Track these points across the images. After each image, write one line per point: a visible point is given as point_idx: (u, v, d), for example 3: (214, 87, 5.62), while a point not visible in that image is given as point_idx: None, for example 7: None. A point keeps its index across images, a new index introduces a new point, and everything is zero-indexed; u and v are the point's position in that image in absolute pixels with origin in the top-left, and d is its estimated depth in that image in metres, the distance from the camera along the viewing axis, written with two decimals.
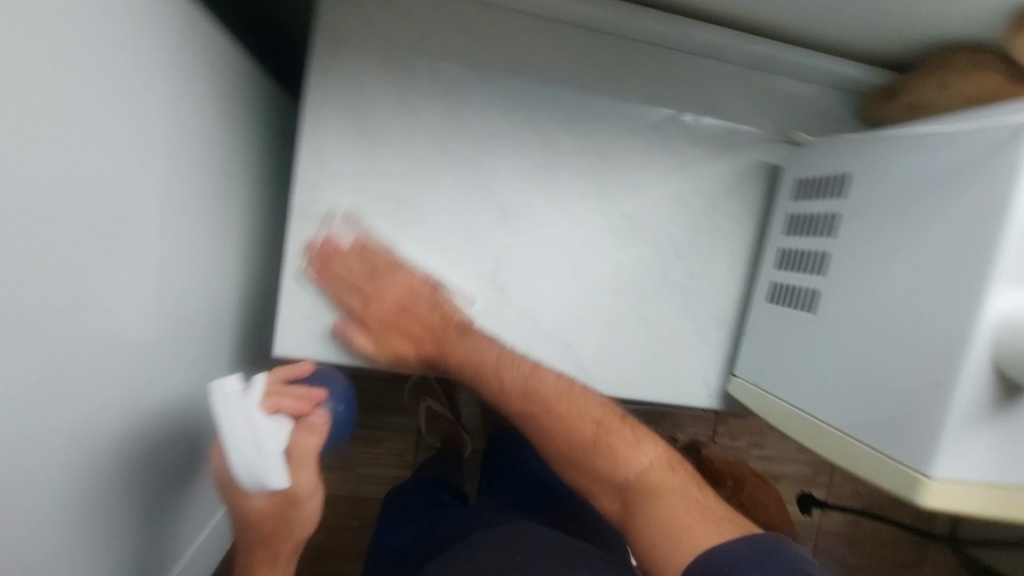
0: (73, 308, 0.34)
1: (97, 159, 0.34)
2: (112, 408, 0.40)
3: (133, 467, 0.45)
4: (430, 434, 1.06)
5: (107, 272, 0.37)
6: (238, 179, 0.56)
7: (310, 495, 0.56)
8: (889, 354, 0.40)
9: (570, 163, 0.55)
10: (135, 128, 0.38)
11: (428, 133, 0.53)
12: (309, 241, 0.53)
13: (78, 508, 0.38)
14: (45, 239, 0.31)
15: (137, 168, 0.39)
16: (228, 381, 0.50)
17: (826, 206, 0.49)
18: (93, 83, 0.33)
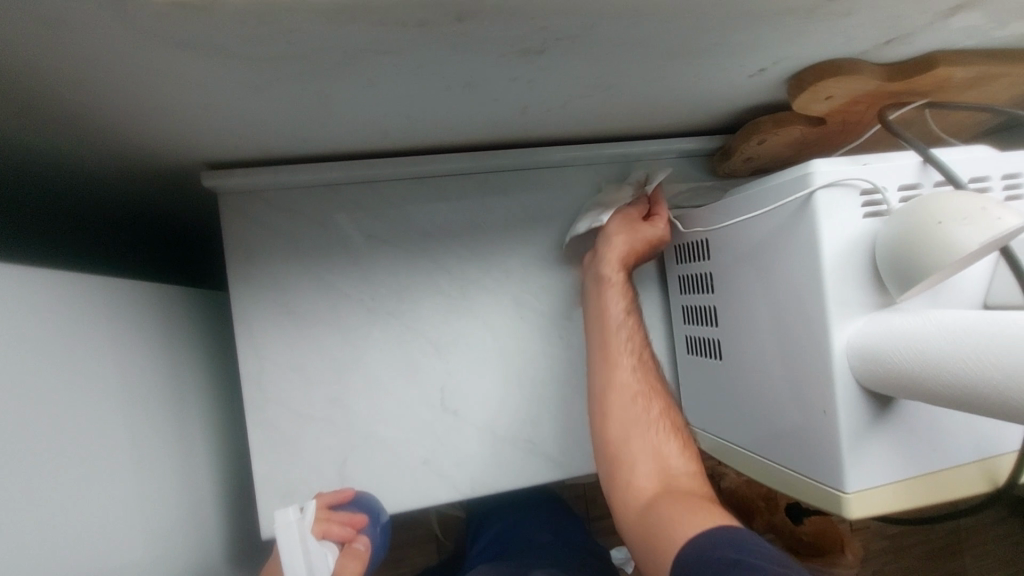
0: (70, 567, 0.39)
1: (57, 437, 0.40)
2: None
3: None
4: (446, 536, 1.08)
5: (91, 525, 0.42)
6: (187, 391, 0.60)
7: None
8: (783, 389, 0.46)
9: (481, 286, 0.61)
10: (71, 406, 0.42)
11: (348, 302, 0.59)
12: (270, 428, 0.58)
13: None
14: (33, 529, 0.36)
15: (89, 423, 0.44)
16: (291, 510, 0.52)
17: (701, 266, 0.56)
18: (37, 382, 0.39)
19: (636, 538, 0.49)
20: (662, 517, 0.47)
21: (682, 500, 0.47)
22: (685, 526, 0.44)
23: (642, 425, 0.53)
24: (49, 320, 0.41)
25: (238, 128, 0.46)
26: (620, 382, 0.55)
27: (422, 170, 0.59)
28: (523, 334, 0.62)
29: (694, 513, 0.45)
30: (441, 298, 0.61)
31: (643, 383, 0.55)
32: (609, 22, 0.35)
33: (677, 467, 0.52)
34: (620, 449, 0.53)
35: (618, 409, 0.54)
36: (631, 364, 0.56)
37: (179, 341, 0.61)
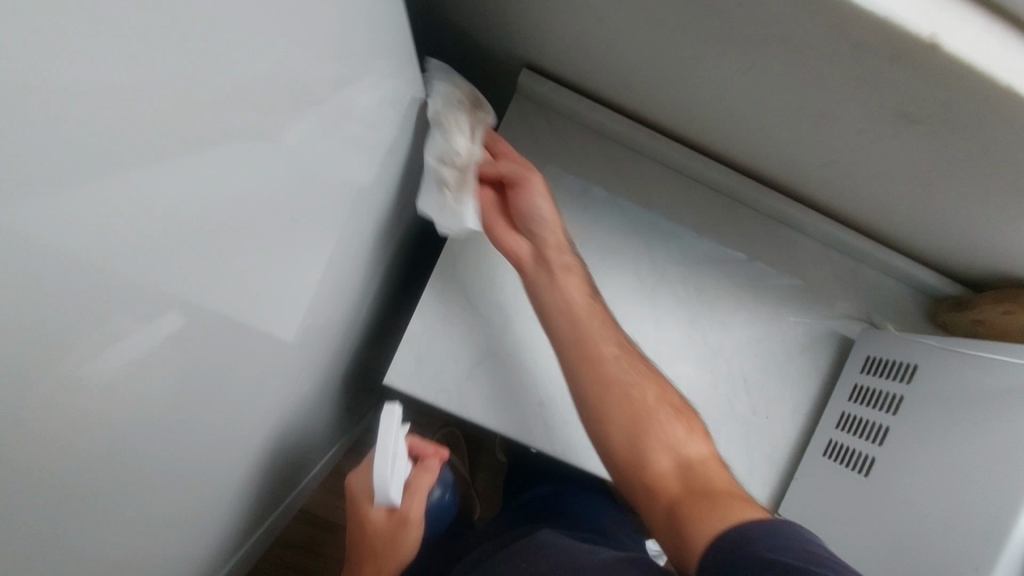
0: (298, 299, 0.44)
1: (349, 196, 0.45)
2: (274, 385, 0.49)
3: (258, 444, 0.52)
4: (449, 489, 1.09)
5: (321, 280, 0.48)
6: (390, 233, 0.67)
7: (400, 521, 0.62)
8: (942, 536, 0.45)
9: (671, 289, 0.65)
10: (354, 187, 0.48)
11: (561, 236, 0.63)
12: (441, 298, 0.63)
13: (226, 465, 0.45)
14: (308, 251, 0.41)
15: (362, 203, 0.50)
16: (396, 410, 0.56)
17: (893, 387, 0.56)
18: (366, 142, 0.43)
19: (646, 496, 0.50)
20: (713, 491, 0.47)
21: (667, 444, 0.52)
22: (721, 515, 0.44)
23: (619, 384, 0.54)
24: (391, 108, 0.46)
25: (592, 51, 0.52)
26: (585, 368, 0.54)
27: (687, 165, 0.64)
28: (682, 352, 0.64)
29: (725, 509, 0.45)
30: (635, 280, 0.64)
31: (620, 373, 0.54)
32: (997, 128, 0.38)
33: (676, 418, 0.54)
34: (601, 392, 0.54)
35: (588, 392, 0.54)
36: (605, 335, 0.56)
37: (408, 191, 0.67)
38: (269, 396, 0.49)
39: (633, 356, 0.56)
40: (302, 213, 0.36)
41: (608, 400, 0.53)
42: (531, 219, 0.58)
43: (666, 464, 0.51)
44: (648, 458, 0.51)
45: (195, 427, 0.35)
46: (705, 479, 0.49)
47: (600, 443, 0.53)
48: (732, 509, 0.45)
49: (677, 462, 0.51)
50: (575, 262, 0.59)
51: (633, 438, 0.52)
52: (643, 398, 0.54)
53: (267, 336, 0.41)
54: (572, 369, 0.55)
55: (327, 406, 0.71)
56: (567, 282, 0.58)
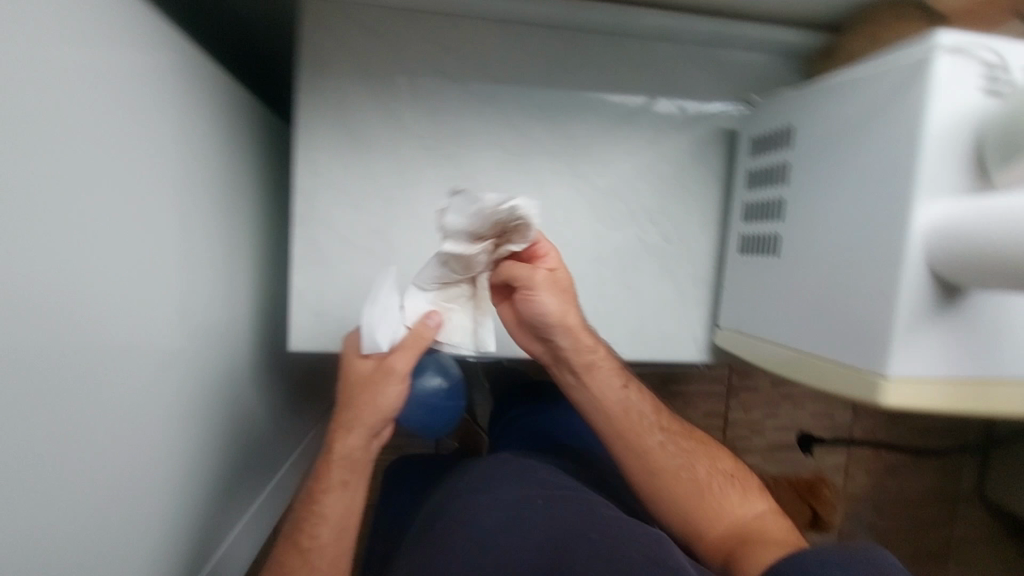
0: (114, 293, 0.40)
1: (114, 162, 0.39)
2: (147, 391, 0.46)
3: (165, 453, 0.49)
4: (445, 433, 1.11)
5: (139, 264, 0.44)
6: (237, 197, 0.61)
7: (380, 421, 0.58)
8: (845, 278, 0.44)
9: (542, 146, 0.60)
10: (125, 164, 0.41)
11: (407, 133, 0.58)
12: (309, 244, 0.58)
13: (117, 483, 0.43)
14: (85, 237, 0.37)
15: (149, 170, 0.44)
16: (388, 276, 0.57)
17: (777, 157, 0.53)
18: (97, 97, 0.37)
19: (660, 506, 0.60)
20: (762, 536, 0.56)
21: (694, 486, 0.60)
22: (758, 540, 0.56)
23: (638, 433, 0.61)
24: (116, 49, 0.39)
25: None
26: (608, 402, 0.62)
27: (510, 11, 0.56)
28: (573, 206, 0.61)
29: (737, 519, 0.58)
30: (499, 151, 0.59)
31: (640, 436, 0.61)
32: None
33: (686, 461, 0.61)
34: (627, 432, 0.61)
35: (628, 433, 0.62)
36: (616, 383, 0.62)
37: (238, 148, 0.61)
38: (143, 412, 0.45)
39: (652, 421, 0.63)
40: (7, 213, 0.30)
41: (613, 408, 0.62)
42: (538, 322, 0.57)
43: (680, 496, 0.60)
44: (667, 492, 0.60)
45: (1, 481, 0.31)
46: (685, 488, 0.60)
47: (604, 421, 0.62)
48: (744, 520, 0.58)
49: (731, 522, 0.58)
50: (580, 327, 0.58)
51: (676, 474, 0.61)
52: (625, 415, 0.62)
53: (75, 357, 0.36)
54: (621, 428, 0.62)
55: (252, 393, 0.68)
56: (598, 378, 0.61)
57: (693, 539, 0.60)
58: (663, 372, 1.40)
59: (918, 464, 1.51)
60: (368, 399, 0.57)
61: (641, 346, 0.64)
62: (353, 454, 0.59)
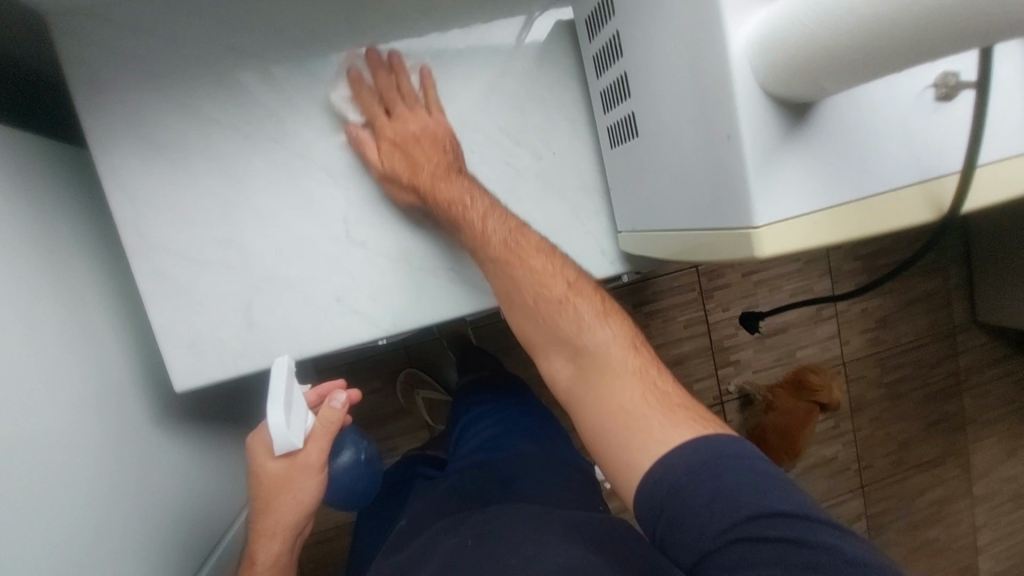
0: None
1: None
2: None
3: (57, 536, 0.46)
4: None
5: None
6: (71, 252, 0.56)
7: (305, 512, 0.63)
8: (692, 135, 0.39)
9: (369, 97, 0.54)
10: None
11: (218, 128, 0.52)
12: (159, 276, 0.53)
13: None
14: None
15: None
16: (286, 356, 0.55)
17: (609, 30, 0.48)
18: None
19: (586, 387, 0.49)
20: (606, 365, 0.48)
21: (631, 379, 0.47)
22: (641, 439, 0.45)
23: (570, 339, 0.50)
24: None
25: None
26: (520, 279, 0.52)
27: None
28: None
29: (647, 399, 0.46)
30: (328, 116, 0.54)
31: (575, 308, 0.50)
32: None
33: (616, 356, 0.49)
34: (593, 362, 0.49)
35: (559, 321, 0.51)
36: (553, 272, 0.52)
37: (53, 199, 0.55)
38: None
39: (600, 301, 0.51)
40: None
41: (556, 297, 0.51)
42: (418, 156, 0.53)
43: (618, 399, 0.47)
44: (592, 393, 0.48)
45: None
46: (600, 375, 0.48)
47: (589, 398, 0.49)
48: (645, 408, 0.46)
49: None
50: (484, 202, 0.53)
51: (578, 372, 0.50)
52: (597, 351, 0.49)
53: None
54: (543, 355, 0.53)
55: (172, 446, 0.64)
56: (524, 259, 0.52)
57: (606, 454, 0.48)
58: (631, 297, 1.36)
59: (910, 310, 1.48)
60: (289, 497, 0.61)
61: None
62: (277, 561, 0.63)
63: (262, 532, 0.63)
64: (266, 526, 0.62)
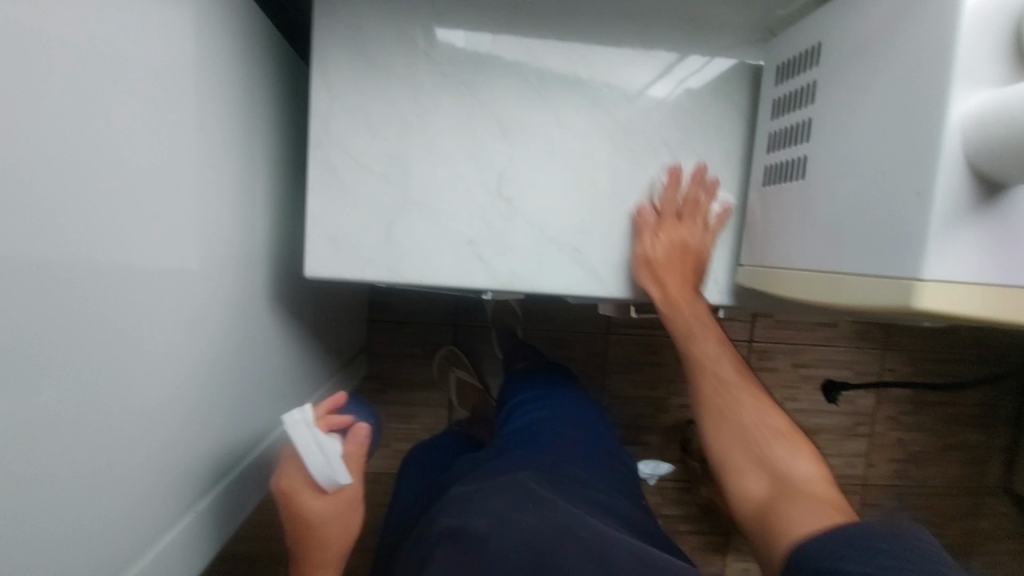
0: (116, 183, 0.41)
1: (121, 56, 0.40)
2: (149, 291, 0.46)
3: (171, 362, 0.50)
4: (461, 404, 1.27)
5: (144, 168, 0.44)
6: (254, 126, 0.62)
7: (353, 539, 0.68)
8: (872, 187, 0.42)
9: (560, 75, 0.59)
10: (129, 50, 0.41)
11: (424, 60, 0.58)
12: (327, 169, 0.58)
13: (118, 375, 0.43)
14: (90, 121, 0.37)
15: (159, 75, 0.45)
16: (297, 411, 0.60)
17: (804, 78, 0.51)
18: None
19: (742, 462, 0.57)
20: (789, 498, 0.52)
21: (773, 434, 0.58)
22: (801, 506, 0.50)
23: (719, 406, 0.60)
24: None
25: None
26: (727, 376, 0.60)
27: None
28: (593, 138, 0.60)
29: (811, 510, 0.49)
30: (518, 80, 0.59)
31: (736, 392, 0.60)
32: None
33: (766, 421, 0.58)
34: (722, 406, 0.60)
35: (734, 399, 0.59)
36: (719, 340, 0.62)
37: (255, 76, 0.61)
38: (140, 303, 0.45)
39: (749, 381, 0.61)
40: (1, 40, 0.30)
41: (722, 366, 0.61)
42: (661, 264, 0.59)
43: (747, 419, 0.58)
44: (752, 441, 0.57)
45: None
46: (727, 423, 0.59)
47: (712, 427, 0.59)
48: (801, 474, 0.54)
49: (771, 471, 0.55)
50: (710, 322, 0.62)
51: (761, 504, 0.54)
52: (738, 416, 0.59)
53: (70, 218, 0.36)
54: (715, 400, 0.60)
55: (268, 329, 0.69)
56: (705, 345, 0.62)
57: (742, 481, 0.57)
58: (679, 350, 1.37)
59: (947, 454, 1.46)
60: (337, 533, 0.66)
61: None
62: None
63: (315, 568, 0.68)
64: (319, 564, 0.68)
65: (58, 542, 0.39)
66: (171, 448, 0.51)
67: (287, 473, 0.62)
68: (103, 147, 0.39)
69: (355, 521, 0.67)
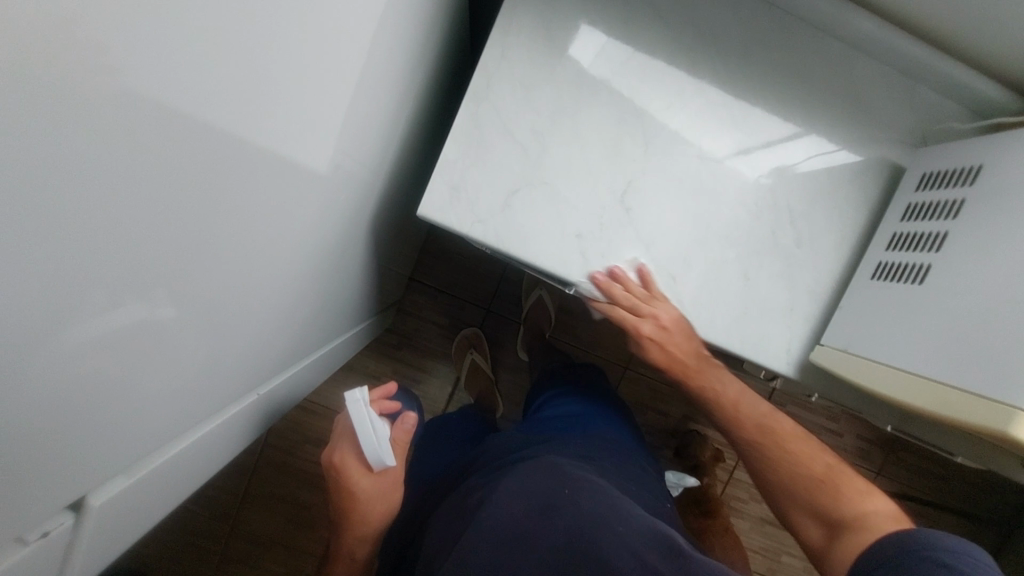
0: (329, 68, 0.42)
1: None
2: (307, 182, 0.47)
3: (289, 253, 0.51)
4: (468, 387, 1.29)
5: (350, 63, 0.45)
6: (417, 59, 0.63)
7: (388, 515, 0.82)
8: (1001, 313, 0.43)
9: (716, 112, 0.60)
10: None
11: (600, 53, 0.59)
12: (474, 122, 0.59)
13: (257, 251, 0.43)
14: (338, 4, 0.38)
15: None
16: (359, 392, 0.69)
17: (951, 194, 0.53)
18: None
19: (761, 442, 0.65)
20: (795, 457, 0.64)
21: (759, 425, 0.66)
22: (846, 491, 0.61)
23: (710, 394, 0.68)
24: None
25: None
26: (717, 377, 0.68)
27: None
28: (725, 181, 0.62)
29: (857, 491, 0.61)
30: (676, 103, 0.60)
31: (712, 373, 0.68)
32: None
33: (744, 398, 0.68)
34: (732, 397, 0.68)
35: (723, 389, 0.68)
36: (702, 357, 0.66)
37: (435, 12, 0.63)
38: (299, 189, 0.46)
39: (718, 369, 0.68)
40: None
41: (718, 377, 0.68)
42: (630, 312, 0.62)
43: (729, 391, 0.68)
44: (739, 407, 0.67)
45: (219, 149, 0.31)
46: (709, 395, 0.68)
47: (722, 412, 0.68)
48: (793, 445, 0.65)
49: (763, 442, 0.65)
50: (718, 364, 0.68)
51: (777, 473, 0.64)
52: (715, 395, 0.68)
53: (298, 86, 0.37)
54: (712, 391, 0.68)
55: (353, 251, 0.70)
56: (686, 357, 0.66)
57: (771, 475, 0.65)
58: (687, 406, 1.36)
59: None
60: (380, 505, 0.80)
61: (736, 338, 0.63)
62: (362, 555, 0.85)
63: (357, 534, 0.82)
64: (358, 532, 0.82)
65: (168, 381, 0.40)
66: (255, 329, 0.52)
67: (342, 446, 0.77)
68: (338, 32, 0.40)
69: (393, 501, 0.81)
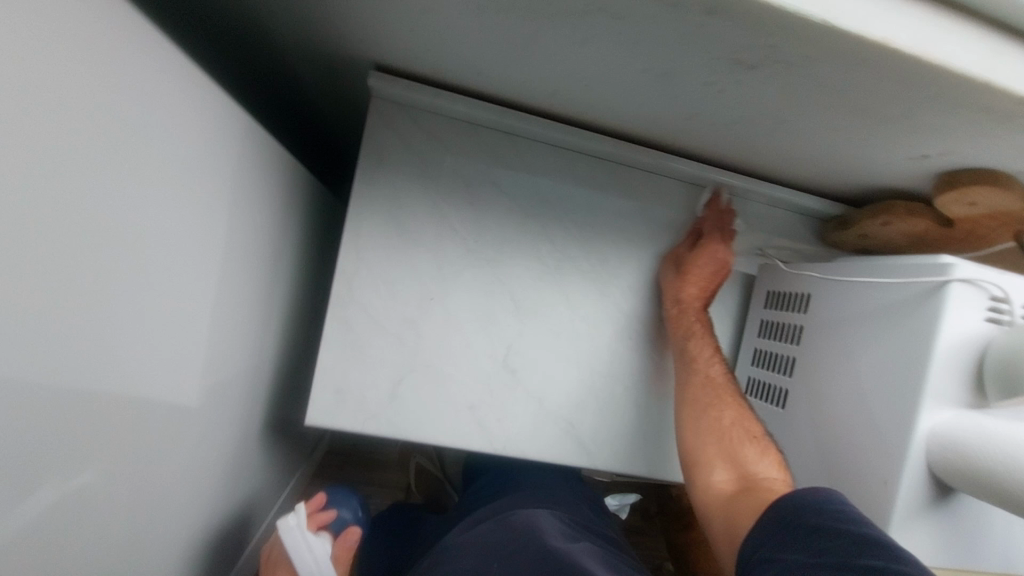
0: (140, 362, 0.41)
1: (171, 239, 0.41)
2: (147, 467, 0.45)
3: (157, 529, 0.49)
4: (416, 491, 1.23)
5: (174, 333, 0.45)
6: (277, 266, 0.63)
7: None
8: (850, 453, 0.47)
9: (573, 263, 0.63)
10: (187, 233, 0.43)
11: (451, 233, 0.61)
12: (343, 325, 0.59)
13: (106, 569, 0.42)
14: (126, 310, 0.38)
15: (204, 238, 0.46)
16: (291, 517, 0.63)
17: (792, 317, 0.57)
18: (170, 181, 0.40)
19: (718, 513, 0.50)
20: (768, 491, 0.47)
21: (762, 455, 0.52)
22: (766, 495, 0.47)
23: (731, 456, 0.52)
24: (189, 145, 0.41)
25: (425, 40, 0.48)
26: (723, 413, 0.55)
27: (565, 141, 0.61)
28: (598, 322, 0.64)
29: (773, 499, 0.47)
30: (536, 263, 0.63)
31: (726, 418, 0.54)
32: (824, 62, 0.37)
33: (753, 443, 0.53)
34: (736, 447, 0.52)
35: (699, 438, 0.55)
36: (716, 406, 0.55)
37: (284, 218, 0.63)
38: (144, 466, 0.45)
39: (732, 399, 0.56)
40: (74, 273, 0.32)
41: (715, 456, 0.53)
42: (698, 359, 0.59)
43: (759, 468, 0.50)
44: (745, 462, 0.51)
45: None
46: (754, 482, 0.49)
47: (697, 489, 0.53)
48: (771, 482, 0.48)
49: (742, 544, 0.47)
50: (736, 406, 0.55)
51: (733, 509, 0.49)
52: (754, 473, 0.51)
53: (91, 412, 0.37)
54: (689, 442, 0.55)
55: (253, 457, 0.68)
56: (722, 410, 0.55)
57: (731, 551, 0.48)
58: None
59: None
60: None
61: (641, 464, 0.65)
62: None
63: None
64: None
65: None
66: None
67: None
68: (140, 327, 0.40)
69: None
